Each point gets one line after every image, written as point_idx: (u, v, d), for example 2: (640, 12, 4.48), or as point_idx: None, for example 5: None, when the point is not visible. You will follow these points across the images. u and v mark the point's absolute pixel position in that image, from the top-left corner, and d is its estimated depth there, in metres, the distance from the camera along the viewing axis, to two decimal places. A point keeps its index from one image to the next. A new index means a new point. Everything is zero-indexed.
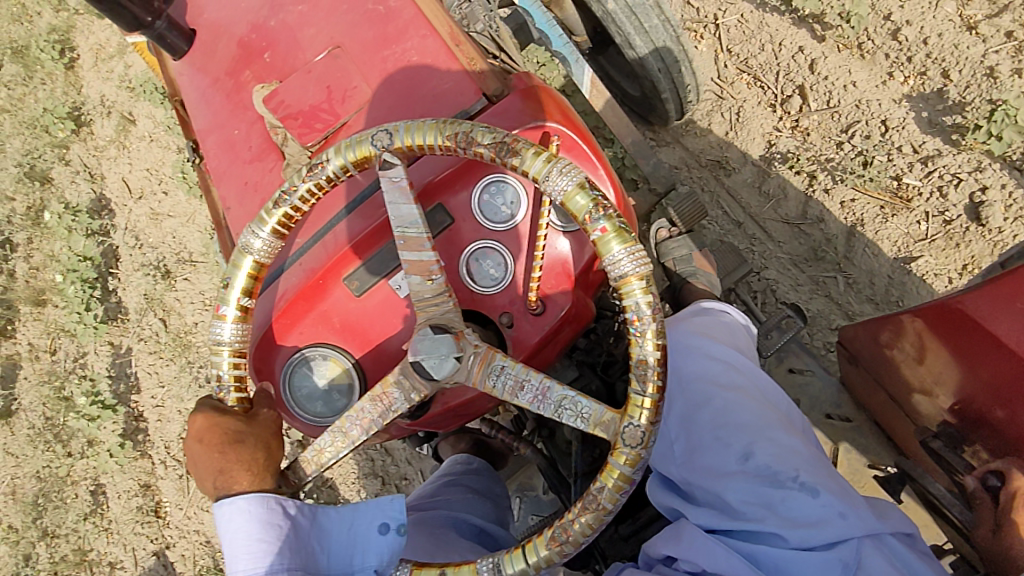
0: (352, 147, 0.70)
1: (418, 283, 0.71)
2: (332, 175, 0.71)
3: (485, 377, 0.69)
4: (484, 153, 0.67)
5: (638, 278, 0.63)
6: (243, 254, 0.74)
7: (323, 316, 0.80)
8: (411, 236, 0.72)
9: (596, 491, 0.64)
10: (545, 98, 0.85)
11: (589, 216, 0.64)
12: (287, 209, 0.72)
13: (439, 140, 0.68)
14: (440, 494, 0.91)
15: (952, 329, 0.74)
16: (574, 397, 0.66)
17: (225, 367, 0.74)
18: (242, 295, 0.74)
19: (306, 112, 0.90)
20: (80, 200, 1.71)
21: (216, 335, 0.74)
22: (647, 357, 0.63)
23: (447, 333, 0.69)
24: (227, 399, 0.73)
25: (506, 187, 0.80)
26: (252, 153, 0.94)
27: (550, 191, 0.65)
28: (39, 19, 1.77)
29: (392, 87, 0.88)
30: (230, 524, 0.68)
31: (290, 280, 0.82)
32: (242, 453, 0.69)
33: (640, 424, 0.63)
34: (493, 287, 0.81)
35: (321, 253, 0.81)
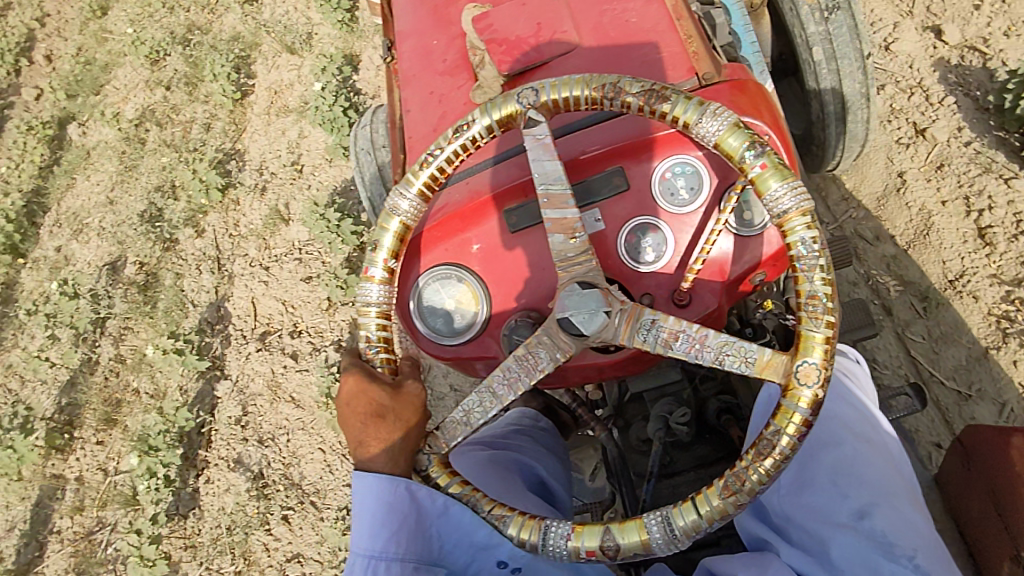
0: (500, 106, 0.89)
1: (560, 241, 0.86)
2: (476, 135, 0.90)
3: (634, 332, 0.81)
4: (631, 101, 0.85)
5: (800, 213, 0.77)
6: (392, 215, 0.93)
7: (467, 240, 0.99)
8: (555, 193, 0.87)
9: (773, 436, 0.75)
10: (757, 97, 1.04)
11: (749, 157, 0.80)
12: (433, 170, 0.92)
13: (586, 90, 0.86)
14: (510, 438, 1.14)
15: None
16: (739, 344, 0.78)
17: (373, 327, 0.92)
18: (389, 256, 0.93)
19: (510, 42, 1.15)
20: (199, 299, 1.85)
21: (363, 297, 0.93)
22: (819, 293, 0.76)
23: (594, 290, 0.83)
24: (376, 360, 0.91)
25: (690, 172, 0.95)
26: (447, 66, 1.24)
27: (705, 132, 0.82)
28: (225, 17, 2.15)
29: (603, 44, 1.12)
30: (361, 500, 0.86)
31: (456, 197, 1.03)
32: (382, 433, 0.86)
33: (814, 362, 0.75)
34: (650, 263, 0.97)
35: (485, 186, 1.01)
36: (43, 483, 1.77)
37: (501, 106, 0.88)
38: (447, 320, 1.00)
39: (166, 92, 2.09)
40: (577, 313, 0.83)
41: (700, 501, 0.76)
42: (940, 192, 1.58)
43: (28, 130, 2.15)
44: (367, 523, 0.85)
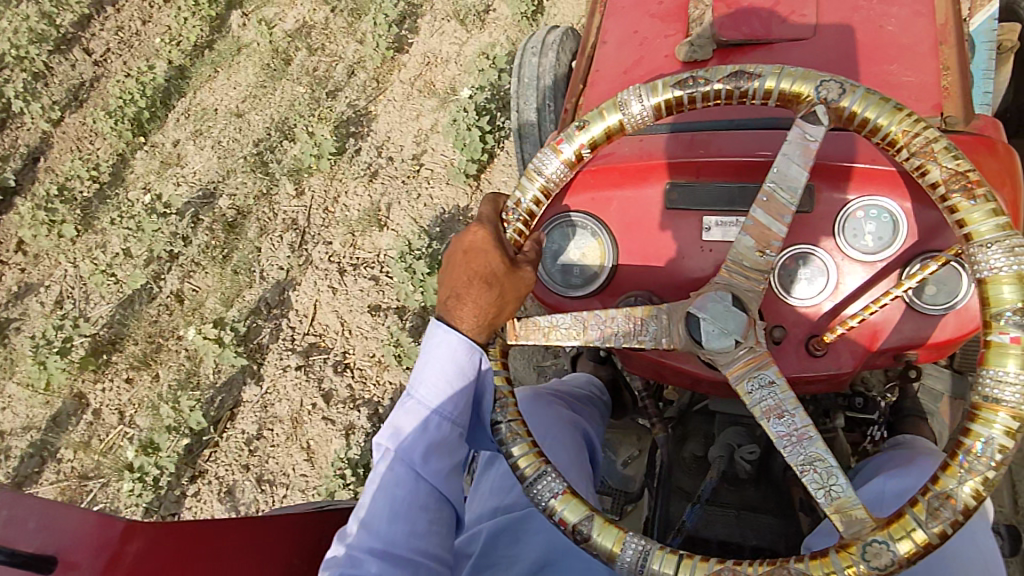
0: (795, 81, 0.95)
1: (749, 244, 0.95)
2: (750, 91, 0.97)
3: (747, 377, 0.91)
4: (937, 170, 0.88)
5: (1006, 413, 0.80)
6: (617, 110, 1.03)
7: (625, 200, 1.16)
8: (777, 199, 0.95)
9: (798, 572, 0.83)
10: (1001, 155, 1.12)
11: (1009, 318, 0.82)
12: (677, 92, 0.99)
13: (895, 127, 0.90)
14: (581, 407, 1.37)
15: None
16: (832, 471, 0.86)
17: (527, 199, 1.07)
18: (584, 143, 1.05)
19: (739, 9, 1.32)
20: (269, 277, 2.36)
21: (541, 165, 1.06)
22: (960, 494, 0.79)
23: (741, 314, 0.91)
24: (510, 229, 1.07)
25: (882, 222, 1.04)
26: (661, 13, 1.44)
27: (986, 264, 0.84)
28: None
29: (842, 45, 1.27)
30: (445, 336, 1.02)
31: (627, 155, 1.19)
32: (482, 298, 1.01)
33: (893, 548, 0.80)
34: (799, 300, 1.07)
35: (665, 153, 1.16)
36: (69, 398, 2.34)
37: (797, 83, 0.94)
38: (574, 264, 1.16)
39: (315, 38, 2.67)
40: (715, 324, 0.90)
41: (686, 564, 0.87)
42: None
43: (250, 48, 2.70)
44: (442, 367, 1.01)
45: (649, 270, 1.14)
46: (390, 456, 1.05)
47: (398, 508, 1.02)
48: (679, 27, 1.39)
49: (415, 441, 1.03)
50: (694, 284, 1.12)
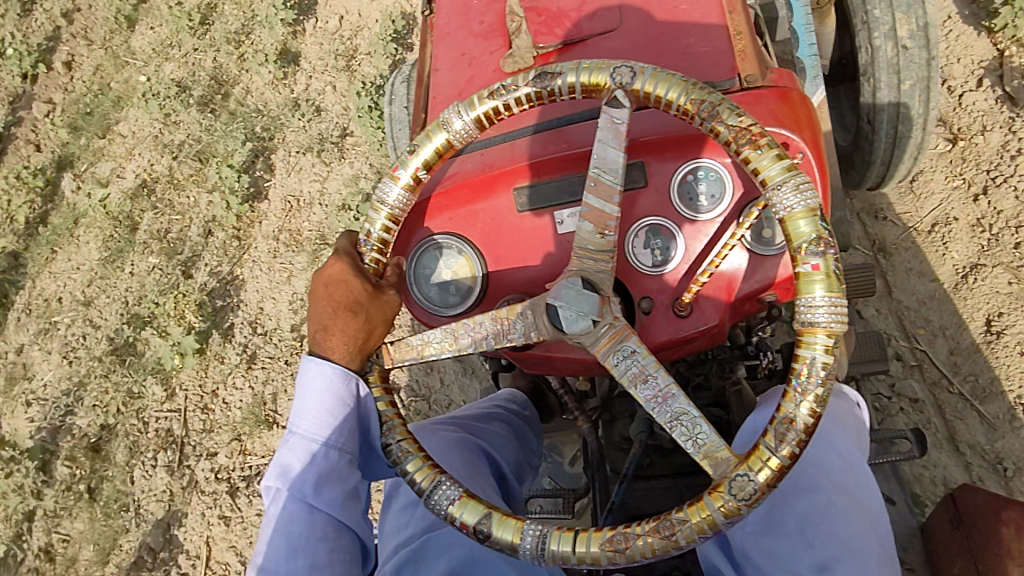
0: (591, 73, 0.98)
1: (587, 230, 0.96)
2: (557, 89, 0.99)
3: (611, 350, 0.92)
4: (723, 129, 0.92)
5: (825, 330, 0.85)
6: (441, 129, 1.06)
7: (477, 211, 1.12)
8: (604, 180, 0.97)
9: (677, 522, 0.86)
10: (797, 106, 1.15)
11: (807, 249, 0.87)
12: (497, 104, 1.03)
13: (684, 99, 0.94)
14: (486, 423, 1.36)
15: None
16: (695, 419, 0.88)
17: (377, 227, 1.08)
18: (421, 165, 1.07)
19: (548, 15, 1.33)
20: (150, 520, 2.14)
21: (383, 194, 1.08)
22: (796, 418, 0.85)
23: (593, 293, 0.93)
24: (367, 256, 1.08)
25: (708, 180, 1.06)
26: (481, 29, 1.40)
27: (779, 203, 0.89)
28: (221, 116, 2.47)
29: (646, 29, 1.27)
30: (326, 375, 1.02)
31: (471, 167, 1.17)
32: (352, 328, 1.03)
33: (755, 477, 0.84)
34: (652, 269, 1.08)
35: (501, 159, 1.15)
36: None
37: (593, 74, 0.97)
38: (441, 285, 1.12)
39: (158, 198, 2.44)
40: (568, 309, 0.93)
41: (583, 540, 0.88)
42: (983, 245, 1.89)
43: (88, 217, 2.50)
44: (328, 402, 1.01)
45: (515, 271, 1.11)
46: (282, 494, 1.01)
47: (296, 544, 0.99)
48: (501, 41, 1.37)
49: (303, 472, 1.01)
50: (550, 275, 1.10)
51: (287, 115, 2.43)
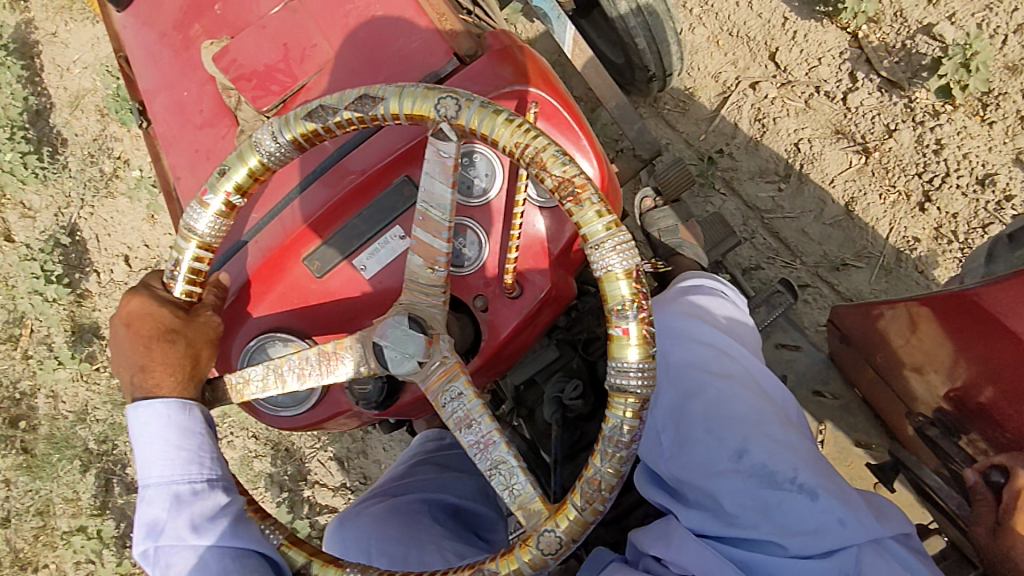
0: (416, 101, 0.86)
1: (418, 266, 0.91)
2: (380, 116, 0.88)
3: (441, 389, 0.88)
4: (548, 179, 0.83)
5: (633, 398, 0.81)
6: (256, 150, 0.91)
7: (286, 291, 1.07)
8: (433, 216, 0.90)
9: (491, 572, 0.82)
10: (507, 59, 1.21)
11: (619, 311, 0.82)
12: (318, 125, 0.90)
13: (510, 143, 0.84)
14: (418, 471, 1.27)
15: (962, 313, 1.04)
16: (512, 468, 0.84)
17: (189, 254, 0.94)
18: (235, 190, 0.92)
19: (260, 72, 1.26)
20: None
21: (191, 222, 0.92)
22: (624, 421, 0.81)
23: (421, 335, 0.88)
24: (176, 286, 0.95)
25: (477, 160, 1.09)
26: (203, 117, 1.31)
27: (600, 263, 0.82)
28: (35, 450, 2.06)
29: (355, 47, 1.25)
30: (148, 423, 0.90)
31: (249, 258, 1.08)
32: (169, 358, 0.93)
33: (557, 531, 0.80)
34: (472, 264, 1.10)
35: (276, 234, 1.07)
36: None
37: (416, 103, 0.85)
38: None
39: None
40: (395, 348, 0.88)
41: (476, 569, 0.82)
42: (911, 201, 1.74)
43: None
44: (162, 450, 0.89)
45: (344, 328, 1.07)
46: (161, 554, 0.87)
47: None
48: (229, 122, 1.29)
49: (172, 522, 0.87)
50: (376, 306, 1.07)
51: (120, 416, 2.04)
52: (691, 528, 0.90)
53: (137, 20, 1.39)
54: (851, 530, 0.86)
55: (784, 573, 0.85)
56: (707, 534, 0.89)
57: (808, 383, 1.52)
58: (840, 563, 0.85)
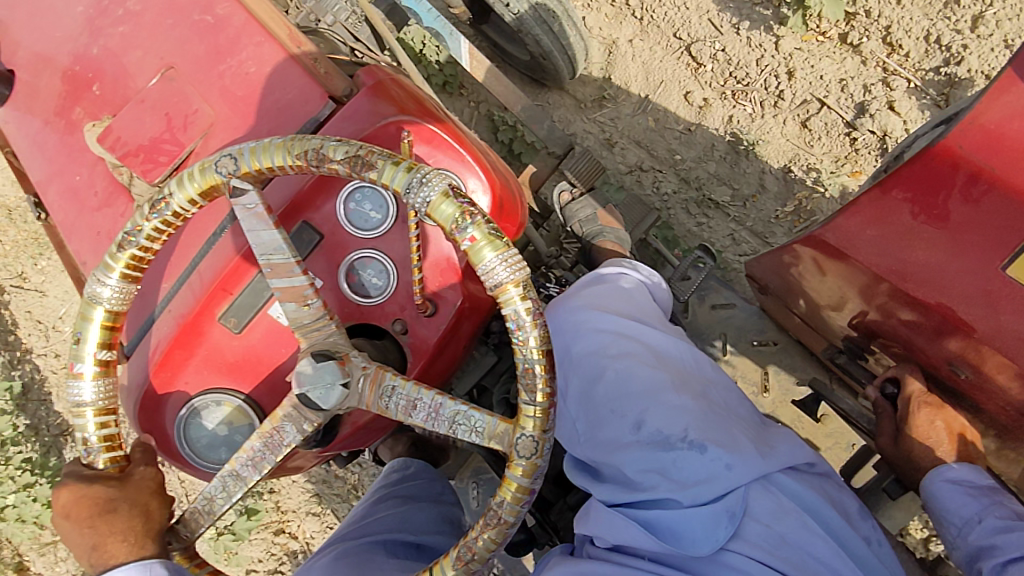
0: (200, 178, 0.92)
1: (295, 309, 0.96)
2: (178, 208, 0.94)
3: (380, 397, 0.94)
4: (338, 166, 0.90)
5: (512, 283, 0.87)
6: (94, 304, 0.95)
7: (210, 355, 1.08)
8: (276, 260, 0.96)
9: (499, 506, 0.89)
10: (383, 94, 1.20)
11: (457, 223, 0.87)
12: (133, 249, 0.94)
13: (288, 157, 0.90)
14: (376, 509, 1.24)
15: (825, 254, 0.99)
16: (467, 412, 0.91)
17: (90, 427, 0.94)
18: (96, 350, 0.93)
19: (146, 147, 1.20)
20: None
21: (78, 398, 0.94)
22: (533, 363, 0.88)
23: (331, 360, 0.92)
24: (95, 461, 0.95)
25: (369, 192, 1.09)
26: (99, 197, 1.25)
27: (420, 201, 0.87)
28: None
29: (235, 102, 1.21)
30: None
31: (167, 329, 1.09)
32: (116, 522, 0.92)
33: (532, 434, 0.89)
34: (377, 296, 1.10)
35: (189, 301, 1.08)
36: None
37: (201, 179, 0.92)
38: (221, 443, 1.06)
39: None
40: (316, 387, 0.91)
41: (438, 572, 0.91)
42: None
43: None
44: None
45: (276, 378, 1.09)
46: None
47: None
48: (125, 199, 1.24)
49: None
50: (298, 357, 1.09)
51: None
52: (605, 501, 0.91)
53: (17, 111, 1.31)
54: (738, 473, 0.87)
55: (682, 526, 0.85)
56: (619, 504, 0.90)
57: (745, 336, 1.42)
58: (730, 504, 0.87)
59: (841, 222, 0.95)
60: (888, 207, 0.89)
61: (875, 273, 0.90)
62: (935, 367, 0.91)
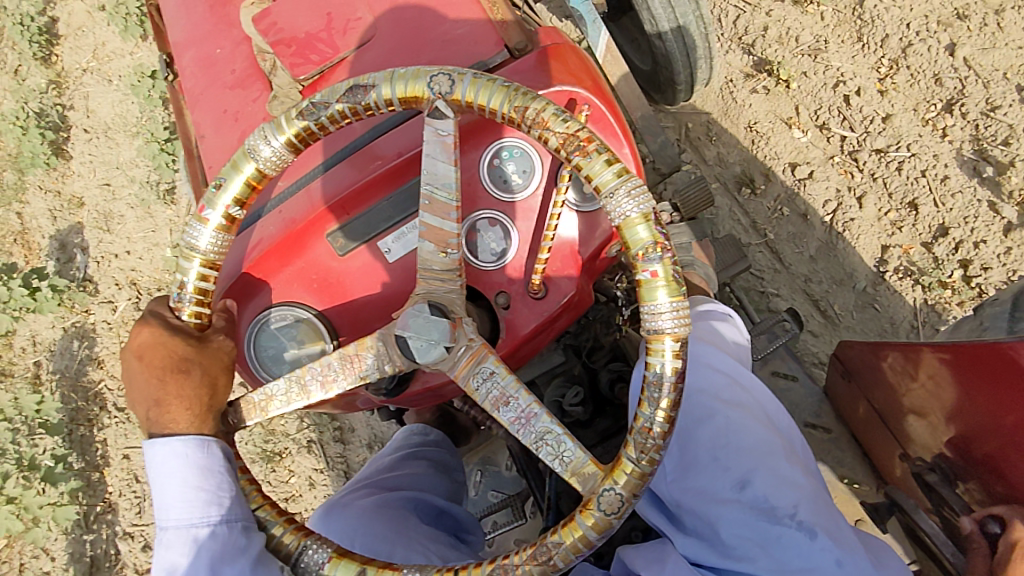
0: (407, 82, 0.77)
1: (430, 251, 0.81)
2: (372, 103, 0.78)
3: (472, 375, 0.79)
4: (551, 138, 0.74)
5: (672, 337, 0.72)
6: (248, 159, 0.81)
7: (303, 272, 0.94)
8: (439, 198, 0.80)
9: (553, 544, 0.73)
10: (556, 58, 1.05)
11: (644, 254, 0.72)
12: (310, 123, 0.80)
13: (505, 106, 0.75)
14: (408, 466, 1.21)
15: (1009, 372, 0.89)
16: (560, 436, 0.76)
17: (192, 276, 0.83)
18: (231, 203, 0.82)
19: (301, 41, 1.11)
20: None
21: (192, 240, 0.82)
22: (653, 427, 0.73)
23: (444, 319, 0.78)
24: (184, 311, 0.83)
25: (518, 156, 0.96)
26: (235, 80, 1.18)
27: (613, 209, 0.73)
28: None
29: (405, 23, 1.10)
30: (162, 458, 0.79)
31: (271, 229, 0.96)
32: (186, 384, 0.81)
33: (618, 490, 0.72)
34: (495, 262, 0.98)
35: (301, 208, 0.95)
36: None
37: (408, 83, 0.77)
38: (287, 362, 0.93)
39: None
40: (418, 338, 0.78)
41: None
42: None
43: None
44: (176, 479, 0.78)
45: (363, 320, 0.95)
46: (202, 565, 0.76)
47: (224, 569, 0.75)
48: (261, 85, 1.16)
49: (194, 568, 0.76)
50: (393, 303, 0.96)
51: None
52: (687, 556, 0.86)
53: None
54: (849, 572, 0.80)
55: None
56: (704, 564, 0.85)
57: (800, 414, 1.33)
58: None
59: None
60: None
61: None
62: None
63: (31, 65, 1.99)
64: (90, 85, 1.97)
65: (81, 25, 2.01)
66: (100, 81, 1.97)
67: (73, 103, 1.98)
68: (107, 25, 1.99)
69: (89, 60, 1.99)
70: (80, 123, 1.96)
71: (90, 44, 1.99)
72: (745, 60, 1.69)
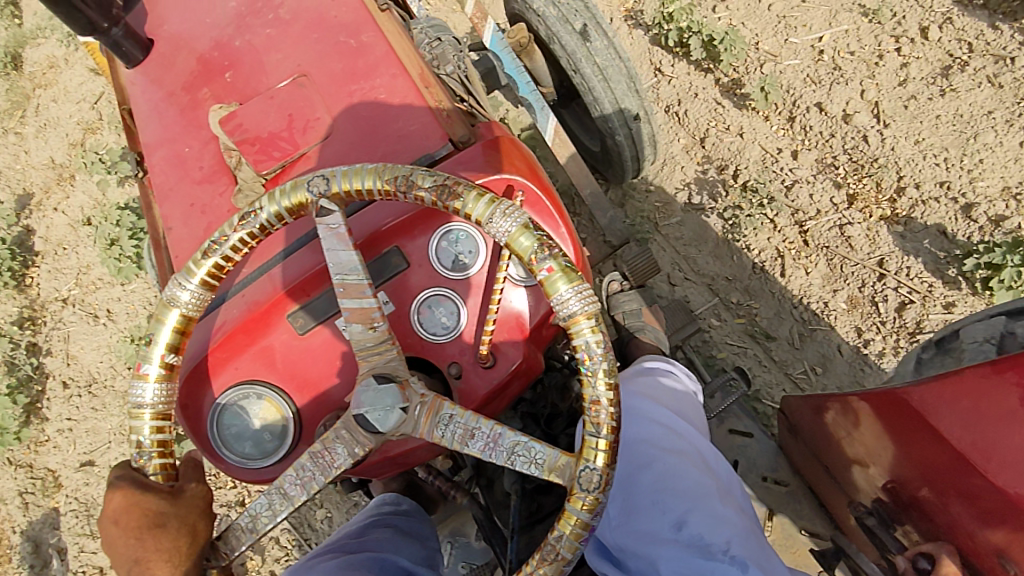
0: (288, 195, 0.96)
1: (360, 331, 0.97)
2: (266, 221, 0.97)
3: (436, 427, 0.93)
4: (425, 193, 0.93)
5: (584, 317, 0.89)
6: (171, 307, 0.99)
7: (264, 351, 1.09)
8: (351, 282, 0.98)
9: (557, 540, 0.89)
10: (502, 149, 1.26)
11: (536, 256, 0.90)
12: (219, 258, 0.98)
13: (378, 182, 0.94)
14: (371, 532, 1.25)
15: (905, 412, 1.04)
16: (528, 444, 0.90)
17: (146, 431, 0.97)
18: (165, 351, 0.99)
19: (264, 139, 1.30)
20: None
21: (138, 399, 0.98)
22: (600, 399, 0.89)
23: (392, 385, 0.93)
24: (149, 464, 0.97)
25: (462, 238, 1.13)
26: (204, 173, 1.35)
27: (496, 230, 0.91)
28: None
29: (357, 121, 1.30)
30: None
31: (235, 312, 1.11)
32: (160, 538, 0.91)
33: (596, 467, 0.88)
34: (446, 334, 1.13)
35: (263, 292, 1.11)
36: None
37: (291, 197, 0.95)
38: (249, 438, 1.07)
39: None
40: (375, 409, 0.92)
41: None
42: None
43: None
44: None
45: (317, 390, 1.10)
46: None
47: None
48: (227, 179, 1.34)
49: None
50: (349, 377, 1.10)
51: None
52: None
53: (146, 78, 1.43)
54: None
55: None
56: None
57: (756, 470, 1.51)
58: None
59: (939, 386, 0.98)
60: (994, 387, 0.90)
61: (958, 448, 0.94)
62: (978, 554, 0.92)
63: (7, 299, 2.20)
64: (72, 322, 2.16)
65: (60, 241, 2.25)
66: (84, 318, 2.16)
67: (50, 347, 2.15)
68: (89, 245, 2.22)
69: (70, 287, 2.20)
70: (58, 370, 2.13)
71: (73, 265, 2.22)
72: (884, 326, 1.77)
